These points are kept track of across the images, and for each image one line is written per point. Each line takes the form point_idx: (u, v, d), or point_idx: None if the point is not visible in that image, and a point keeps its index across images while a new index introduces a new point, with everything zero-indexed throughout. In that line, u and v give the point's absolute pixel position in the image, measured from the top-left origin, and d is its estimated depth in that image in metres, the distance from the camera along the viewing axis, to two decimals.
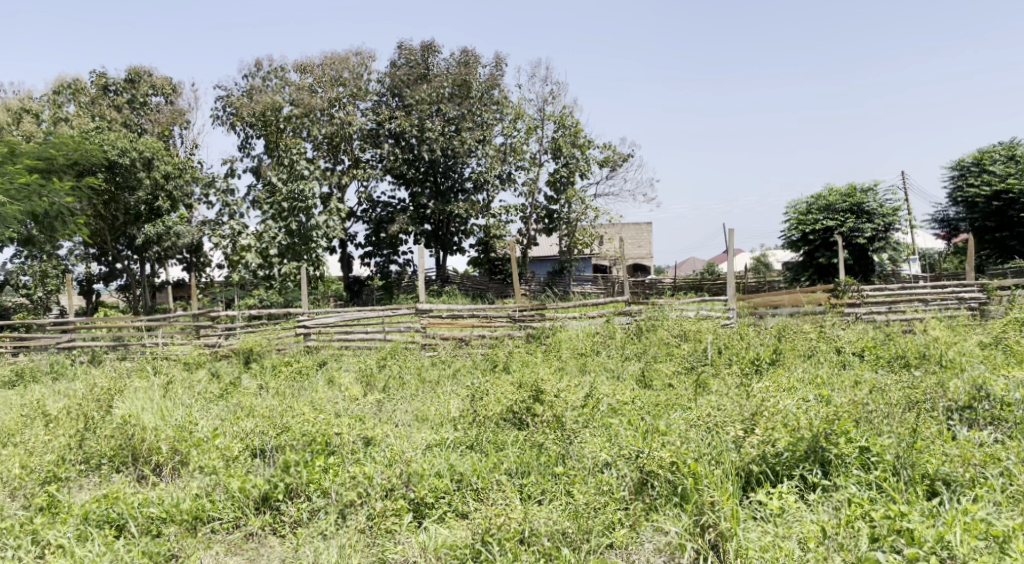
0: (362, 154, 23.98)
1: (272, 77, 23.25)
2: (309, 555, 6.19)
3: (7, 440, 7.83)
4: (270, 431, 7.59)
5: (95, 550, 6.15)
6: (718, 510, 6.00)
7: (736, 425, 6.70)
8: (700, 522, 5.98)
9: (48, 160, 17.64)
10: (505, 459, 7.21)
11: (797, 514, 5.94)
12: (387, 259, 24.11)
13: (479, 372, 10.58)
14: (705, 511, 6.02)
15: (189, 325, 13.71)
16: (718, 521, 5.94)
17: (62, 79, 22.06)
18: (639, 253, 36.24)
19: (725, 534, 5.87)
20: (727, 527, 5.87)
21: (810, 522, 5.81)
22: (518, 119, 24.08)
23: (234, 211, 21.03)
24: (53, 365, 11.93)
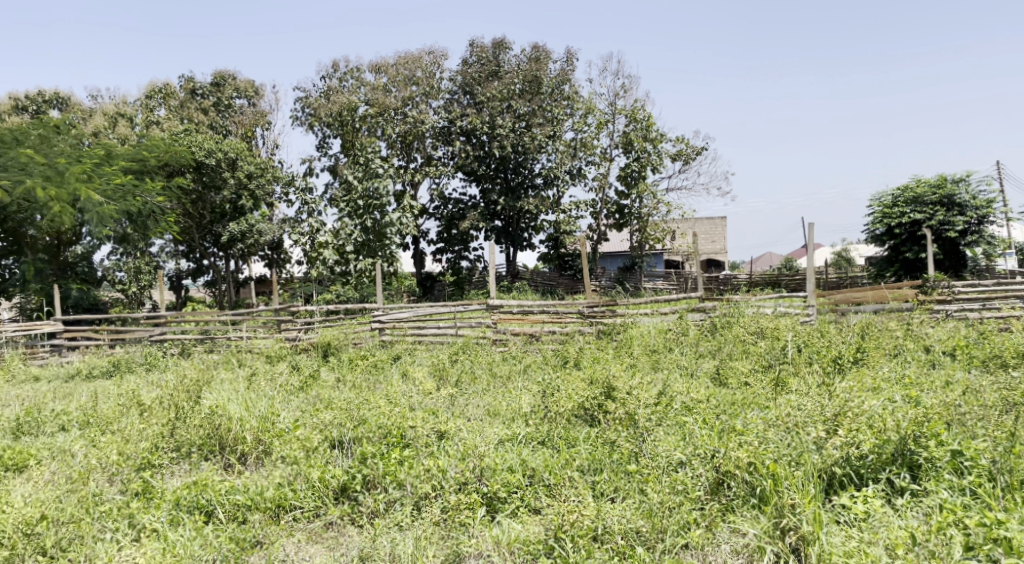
0: (434, 152, 24.36)
1: (348, 77, 23.75)
2: (387, 545, 6.38)
3: (106, 427, 8.24)
4: (348, 423, 7.90)
5: (187, 535, 6.44)
6: (800, 513, 5.98)
7: (818, 425, 6.60)
8: (782, 525, 5.99)
9: (142, 161, 18.53)
10: (578, 455, 7.28)
11: (884, 519, 5.89)
12: (458, 255, 24.39)
13: (550, 368, 10.62)
14: (786, 514, 6.02)
15: (271, 319, 14.21)
16: (800, 525, 5.93)
17: (154, 84, 23.11)
18: (713, 248, 35.73)
19: (808, 538, 5.86)
20: (810, 532, 5.86)
21: (899, 528, 5.77)
22: (589, 114, 23.97)
23: (313, 209, 21.56)
24: (147, 356, 12.46)
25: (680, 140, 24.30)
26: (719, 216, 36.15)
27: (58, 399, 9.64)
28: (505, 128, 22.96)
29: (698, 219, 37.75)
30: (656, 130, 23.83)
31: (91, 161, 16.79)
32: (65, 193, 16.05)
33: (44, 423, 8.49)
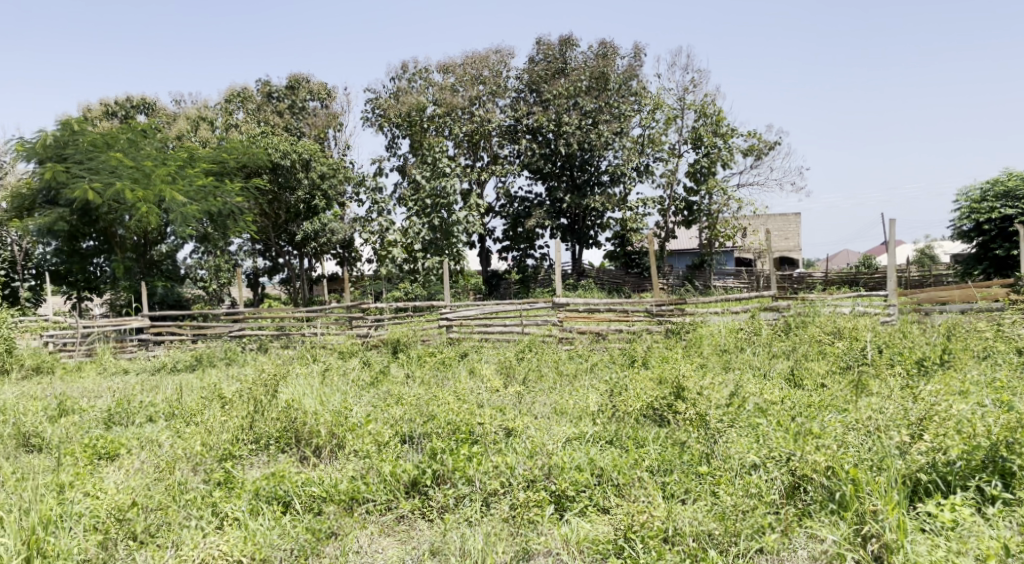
0: (500, 151, 24.52)
1: (417, 78, 24.07)
2: (457, 540, 6.48)
3: (191, 419, 8.58)
4: (418, 419, 8.13)
5: (267, 524, 6.66)
6: (883, 520, 5.87)
7: (901, 429, 6.48)
8: (863, 532, 5.89)
9: (222, 163, 19.57)
10: (648, 456, 7.30)
11: (974, 528, 5.75)
12: (524, 253, 24.51)
13: (617, 367, 10.62)
14: (868, 521, 5.92)
15: (343, 316, 14.57)
16: (883, 532, 5.82)
17: (232, 89, 23.89)
18: (786, 246, 35.06)
19: (891, 546, 5.73)
20: (893, 539, 5.75)
21: (991, 538, 5.62)
22: (657, 110, 23.76)
23: (382, 208, 21.92)
24: (227, 351, 12.91)
25: (752, 135, 23.91)
26: (792, 213, 35.38)
27: (146, 391, 10.06)
28: (572, 126, 22.91)
29: (770, 216, 37.10)
30: (727, 125, 23.51)
31: (175, 163, 17.87)
32: (151, 194, 16.86)
33: (132, 414, 8.86)
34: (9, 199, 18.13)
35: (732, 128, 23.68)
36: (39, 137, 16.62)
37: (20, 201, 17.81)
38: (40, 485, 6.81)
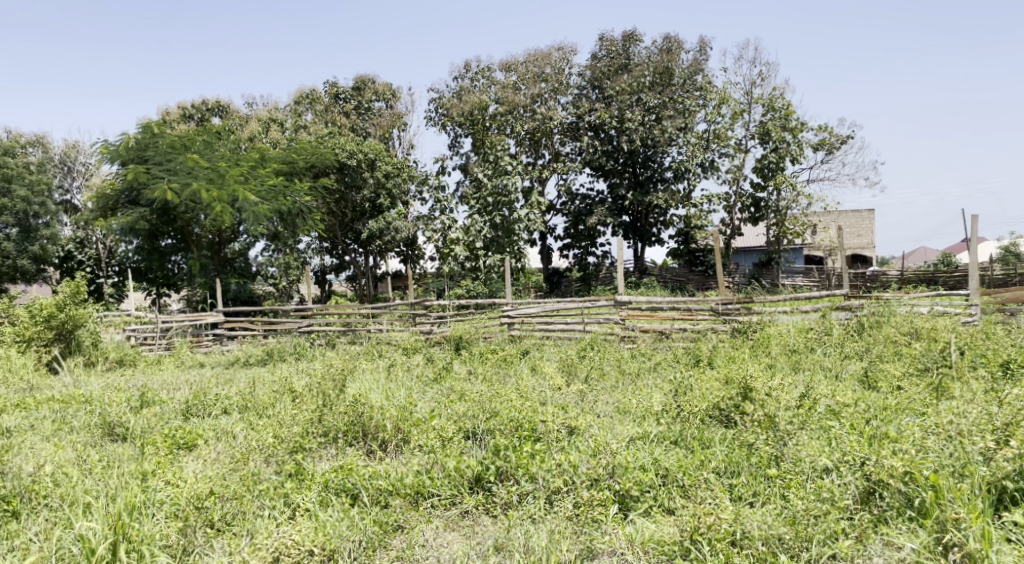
0: (562, 148, 24.46)
1: (480, 77, 24.20)
2: (521, 537, 6.52)
3: (263, 412, 8.80)
4: (480, 415, 8.19)
5: (336, 515, 6.76)
6: (965, 529, 5.84)
7: (986, 435, 6.29)
8: (944, 541, 5.84)
9: (292, 164, 20.10)
10: (714, 457, 7.24)
11: None
12: (585, 251, 24.40)
13: (681, 367, 10.52)
14: (949, 529, 5.88)
15: (407, 313, 14.75)
16: (966, 541, 5.78)
17: (301, 90, 24.41)
18: (858, 243, 34.18)
19: (975, 557, 5.70)
20: (977, 549, 5.70)
21: None
22: (723, 104, 23.41)
23: (445, 207, 22.09)
24: (296, 346, 13.21)
25: (822, 129, 23.38)
26: (865, 208, 34.46)
27: (221, 384, 10.35)
28: (635, 122, 22.70)
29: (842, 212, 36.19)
30: (796, 119, 23.04)
31: (247, 164, 18.32)
32: (225, 194, 17.35)
33: (209, 406, 9.13)
34: (93, 199, 18.86)
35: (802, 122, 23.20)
36: (122, 139, 17.27)
37: (104, 201, 18.46)
38: (125, 472, 7.08)
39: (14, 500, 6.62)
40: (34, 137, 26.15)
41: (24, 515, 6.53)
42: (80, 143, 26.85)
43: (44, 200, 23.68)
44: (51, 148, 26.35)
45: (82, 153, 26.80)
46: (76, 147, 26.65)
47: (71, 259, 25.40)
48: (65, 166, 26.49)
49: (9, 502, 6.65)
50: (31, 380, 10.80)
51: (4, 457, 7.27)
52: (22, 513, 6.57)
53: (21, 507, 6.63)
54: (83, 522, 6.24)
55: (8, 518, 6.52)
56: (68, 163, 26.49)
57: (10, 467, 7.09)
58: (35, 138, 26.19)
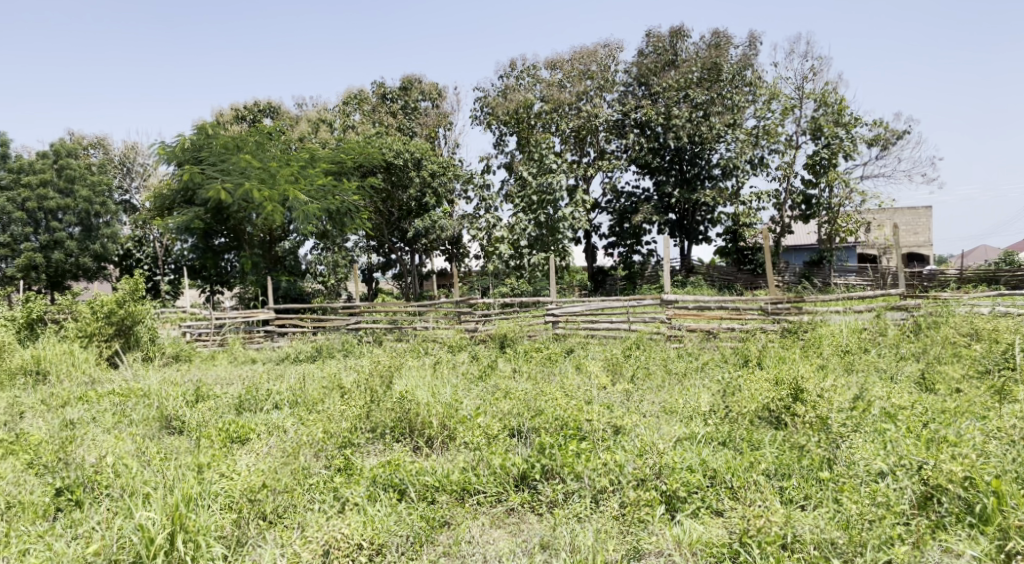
0: (608, 146, 24.28)
1: (525, 75, 24.18)
2: (567, 535, 6.51)
3: (313, 407, 8.91)
4: (526, 413, 8.18)
5: (384, 510, 6.82)
6: None
7: None
8: (1007, 548, 5.75)
9: (341, 164, 20.41)
10: (764, 458, 7.14)
11: None
12: (630, 249, 24.21)
13: (729, 367, 10.38)
14: (1012, 537, 5.79)
15: (452, 311, 14.83)
16: None
17: (349, 91, 24.69)
18: (915, 241, 33.34)
19: None
20: None
21: None
22: (773, 100, 23.06)
23: (490, 205, 22.13)
24: (345, 343, 13.35)
25: (877, 124, 22.89)
26: (922, 206, 33.68)
27: (272, 379, 10.51)
28: (682, 118, 22.48)
29: (898, 210, 35.33)
30: (850, 114, 22.60)
31: (298, 164, 18.58)
32: (276, 194, 17.70)
33: (261, 401, 9.28)
34: (152, 199, 19.60)
35: (855, 117, 22.74)
36: (178, 141, 17.87)
37: (161, 201, 19.07)
38: (182, 464, 7.19)
39: (77, 490, 6.83)
40: (94, 138, 26.92)
41: (86, 504, 6.72)
42: (138, 145, 27.38)
43: (105, 200, 24.45)
44: (111, 149, 27.10)
45: (140, 154, 27.40)
46: (135, 148, 27.24)
47: (130, 257, 26.00)
48: (124, 167, 27.12)
49: (72, 491, 6.87)
50: (92, 374, 11.11)
51: (68, 448, 7.43)
52: (85, 502, 6.78)
53: (83, 496, 6.83)
54: (142, 512, 6.27)
55: (71, 508, 6.74)
56: (127, 163, 27.13)
57: (73, 458, 7.27)
58: (96, 140, 26.94)
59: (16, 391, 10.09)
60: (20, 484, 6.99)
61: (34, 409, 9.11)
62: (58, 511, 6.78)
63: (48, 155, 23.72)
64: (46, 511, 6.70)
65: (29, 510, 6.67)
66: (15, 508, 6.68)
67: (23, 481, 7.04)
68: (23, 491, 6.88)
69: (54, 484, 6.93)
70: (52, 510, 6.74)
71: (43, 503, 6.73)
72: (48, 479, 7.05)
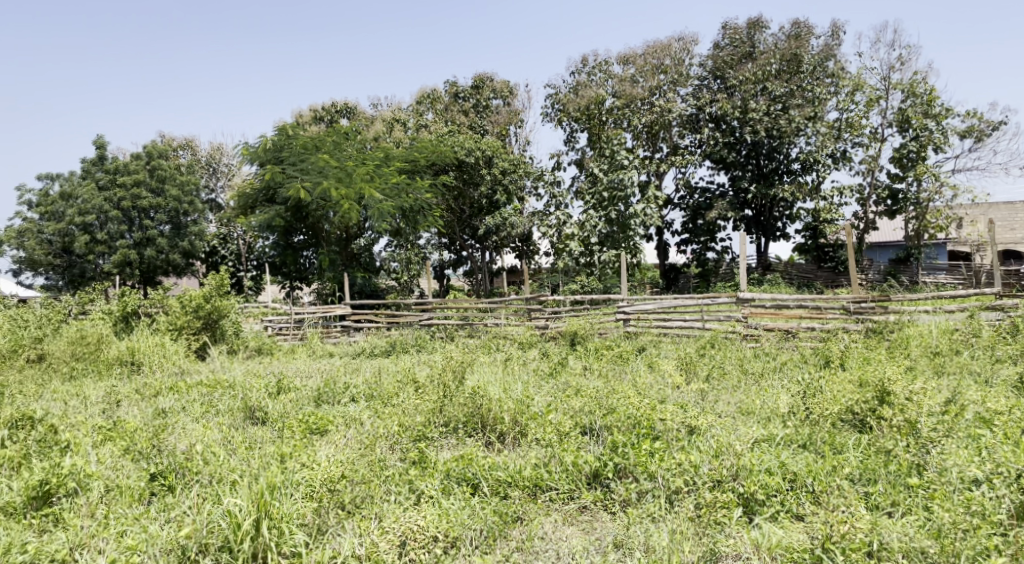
0: (681, 141, 23.88)
1: (597, 71, 23.99)
2: (641, 535, 6.39)
3: (388, 401, 8.98)
4: (597, 411, 8.06)
5: (458, 503, 6.81)
6: None
7: None
8: None
9: (414, 162, 20.62)
10: (847, 462, 6.89)
11: None
12: (704, 246, 23.78)
13: (810, 367, 10.05)
14: None
15: (522, 308, 14.79)
16: None
17: (423, 90, 24.95)
18: (1010, 237, 31.86)
19: None
20: None
21: None
22: (857, 91, 22.31)
23: (560, 202, 22.04)
24: (418, 339, 13.45)
25: (969, 115, 21.93)
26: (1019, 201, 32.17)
27: (349, 373, 10.66)
28: (759, 112, 21.97)
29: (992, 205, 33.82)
30: (940, 105, 21.72)
31: (373, 162, 18.85)
32: (352, 192, 17.96)
33: (339, 394, 9.40)
34: (236, 198, 20.09)
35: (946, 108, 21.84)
36: (261, 141, 18.41)
37: (244, 200, 19.57)
38: (265, 453, 7.32)
39: (170, 476, 6.97)
40: (184, 140, 27.91)
41: (178, 489, 6.87)
42: (224, 146, 28.27)
43: (192, 199, 25.27)
44: (199, 150, 28.03)
45: (226, 155, 28.22)
46: (221, 149, 28.09)
47: (217, 254, 26.75)
48: (210, 167, 27.98)
49: (166, 476, 7.02)
50: (181, 365, 11.44)
51: (161, 436, 7.73)
52: (177, 487, 6.91)
53: (176, 482, 6.98)
54: (229, 498, 6.41)
55: (164, 492, 6.91)
56: (213, 164, 28.00)
57: (165, 445, 7.54)
58: (185, 141, 27.91)
59: (113, 380, 10.48)
60: (118, 469, 7.21)
61: (130, 398, 9.43)
62: (152, 495, 6.94)
63: (141, 156, 24.70)
64: (141, 495, 6.87)
65: (125, 493, 6.84)
66: (113, 491, 6.87)
67: (120, 466, 7.27)
68: (120, 476, 7.09)
69: (149, 470, 7.13)
70: (147, 494, 6.90)
71: (139, 487, 6.90)
72: (143, 464, 7.26)
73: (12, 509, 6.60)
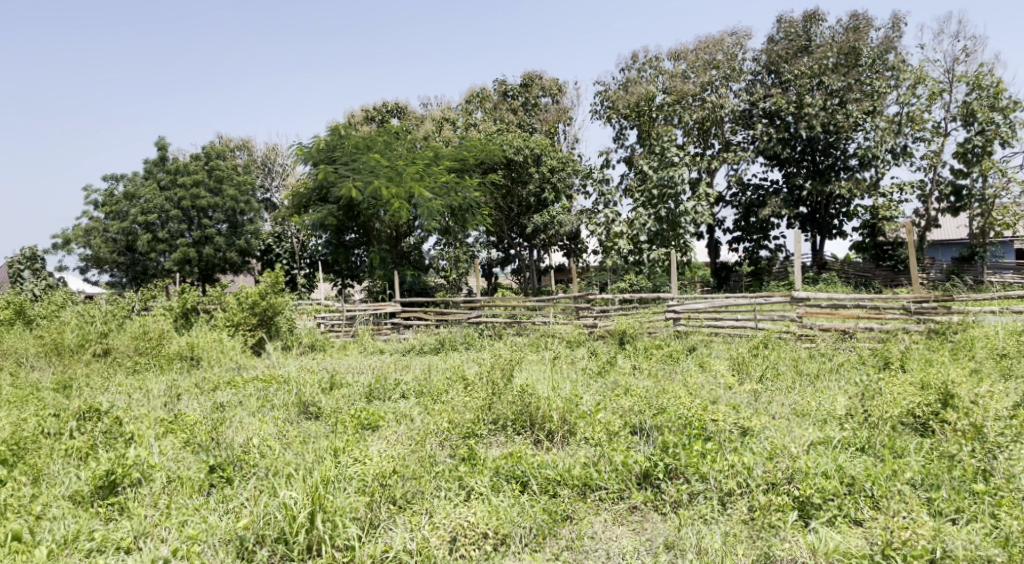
0: (733, 137, 23.50)
1: (647, 68, 23.74)
2: (693, 537, 6.27)
3: (437, 398, 8.98)
4: (647, 411, 7.94)
5: (507, 501, 6.76)
6: None
7: None
8: None
9: (463, 160, 20.65)
10: (908, 467, 6.69)
11: None
12: (757, 244, 23.40)
13: (868, 369, 9.78)
14: None
15: (570, 306, 14.65)
16: None
17: (472, 89, 24.99)
18: None
19: None
20: None
21: None
22: (918, 84, 21.70)
23: (609, 200, 21.87)
24: (466, 336, 13.44)
25: None
26: None
27: (399, 370, 10.70)
28: (815, 107, 21.50)
29: None
30: (1007, 98, 21.01)
31: (423, 161, 18.95)
32: (402, 191, 18.05)
33: (389, 390, 9.42)
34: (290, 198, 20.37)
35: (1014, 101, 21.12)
36: (314, 141, 18.68)
37: (298, 198, 19.83)
38: (319, 447, 7.37)
39: (228, 468, 7.05)
40: (240, 140, 28.42)
41: (236, 481, 6.95)
42: (279, 146, 28.73)
43: (248, 199, 25.69)
44: (255, 151, 28.52)
45: (281, 155, 28.66)
46: (276, 149, 28.54)
47: (271, 252, 27.09)
48: (265, 167, 28.46)
49: (224, 468, 7.11)
50: (238, 360, 11.61)
51: (219, 429, 7.84)
52: (235, 479, 7.00)
53: (234, 474, 7.07)
54: (285, 491, 6.46)
55: (223, 484, 6.99)
56: (268, 164, 28.46)
57: (223, 438, 7.63)
58: (241, 142, 28.43)
59: (173, 375, 10.70)
60: (179, 461, 7.32)
61: (190, 392, 9.60)
62: (211, 487, 7.03)
63: (200, 157, 25.22)
64: (201, 487, 6.95)
65: (186, 484, 6.94)
66: (174, 482, 6.98)
67: (181, 458, 7.38)
68: (181, 467, 7.19)
69: (208, 462, 7.22)
70: (206, 486, 6.98)
71: (199, 479, 6.99)
72: (203, 456, 7.36)
73: (81, 498, 6.75)
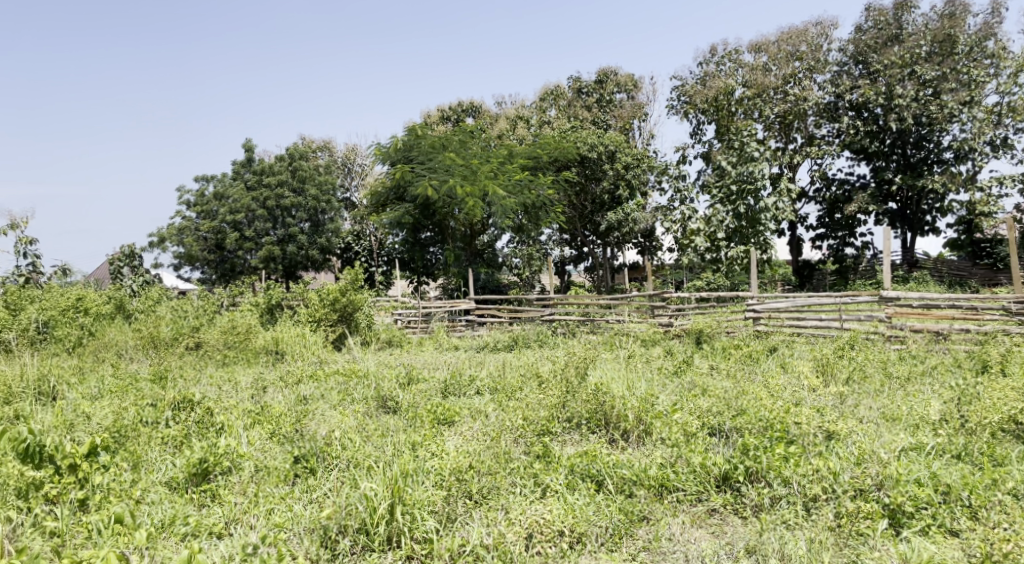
0: (817, 130, 22.69)
1: (726, 61, 23.18)
2: (774, 542, 6.02)
3: (512, 395, 8.90)
4: (726, 413, 7.68)
5: (583, 499, 6.62)
6: None
7: None
8: None
9: (536, 157, 20.54)
10: (1010, 476, 6.31)
11: None
12: (842, 242, 22.65)
13: (964, 372, 9.31)
14: None
15: (645, 304, 14.33)
16: None
17: (547, 87, 24.84)
18: None
19: None
20: None
21: None
22: (1019, 73, 20.61)
23: (685, 196, 21.44)
24: (540, 334, 13.34)
25: None
26: None
27: (474, 366, 10.68)
28: (906, 98, 20.67)
29: None
30: None
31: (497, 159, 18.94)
32: (477, 188, 18.07)
33: (464, 386, 9.40)
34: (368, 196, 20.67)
35: None
36: (392, 141, 18.90)
37: (377, 197, 20.09)
38: (399, 441, 7.38)
39: (312, 458, 7.12)
40: (322, 141, 28.99)
41: (320, 471, 7.01)
42: (358, 146, 29.17)
43: (329, 198, 26.11)
44: (335, 151, 29.04)
45: (359, 155, 29.08)
46: (355, 149, 28.97)
47: (350, 250, 27.52)
48: (345, 167, 28.96)
49: (308, 459, 7.18)
50: (320, 355, 11.78)
51: (303, 421, 7.94)
52: (318, 469, 7.07)
53: (317, 464, 7.13)
54: (366, 483, 6.46)
55: (307, 474, 7.07)
56: (348, 164, 28.94)
57: (307, 430, 7.72)
58: (323, 142, 29.00)
59: (260, 368, 10.94)
60: (266, 451, 7.44)
61: (275, 385, 9.75)
62: (297, 477, 7.11)
63: (284, 157, 25.84)
64: (287, 476, 7.04)
65: (273, 474, 7.04)
66: (262, 471, 7.10)
67: (268, 448, 7.49)
68: (268, 457, 7.30)
69: (294, 452, 7.30)
70: (292, 476, 7.07)
71: (284, 468, 7.08)
72: (288, 447, 7.44)
73: (176, 484, 6.90)
